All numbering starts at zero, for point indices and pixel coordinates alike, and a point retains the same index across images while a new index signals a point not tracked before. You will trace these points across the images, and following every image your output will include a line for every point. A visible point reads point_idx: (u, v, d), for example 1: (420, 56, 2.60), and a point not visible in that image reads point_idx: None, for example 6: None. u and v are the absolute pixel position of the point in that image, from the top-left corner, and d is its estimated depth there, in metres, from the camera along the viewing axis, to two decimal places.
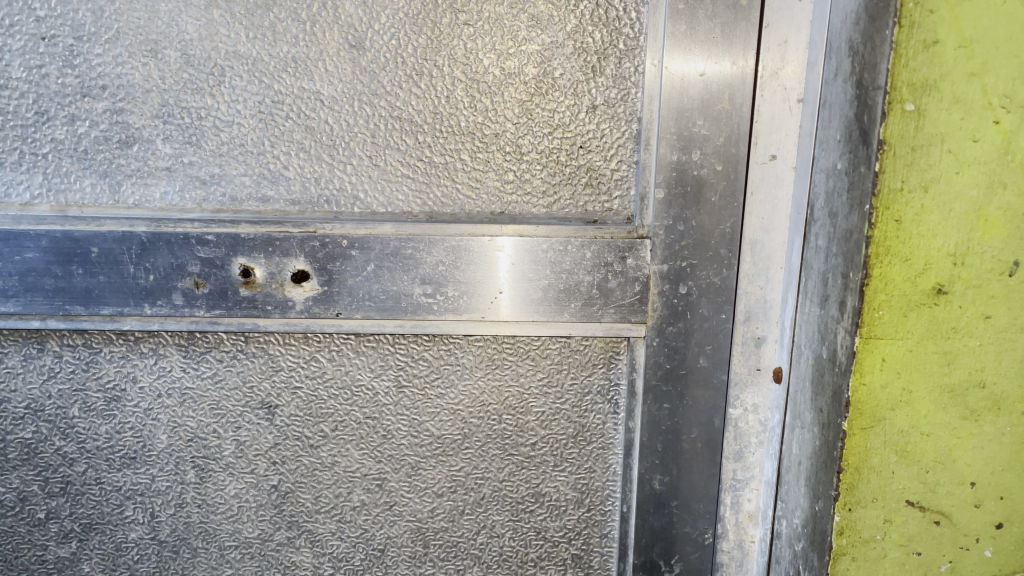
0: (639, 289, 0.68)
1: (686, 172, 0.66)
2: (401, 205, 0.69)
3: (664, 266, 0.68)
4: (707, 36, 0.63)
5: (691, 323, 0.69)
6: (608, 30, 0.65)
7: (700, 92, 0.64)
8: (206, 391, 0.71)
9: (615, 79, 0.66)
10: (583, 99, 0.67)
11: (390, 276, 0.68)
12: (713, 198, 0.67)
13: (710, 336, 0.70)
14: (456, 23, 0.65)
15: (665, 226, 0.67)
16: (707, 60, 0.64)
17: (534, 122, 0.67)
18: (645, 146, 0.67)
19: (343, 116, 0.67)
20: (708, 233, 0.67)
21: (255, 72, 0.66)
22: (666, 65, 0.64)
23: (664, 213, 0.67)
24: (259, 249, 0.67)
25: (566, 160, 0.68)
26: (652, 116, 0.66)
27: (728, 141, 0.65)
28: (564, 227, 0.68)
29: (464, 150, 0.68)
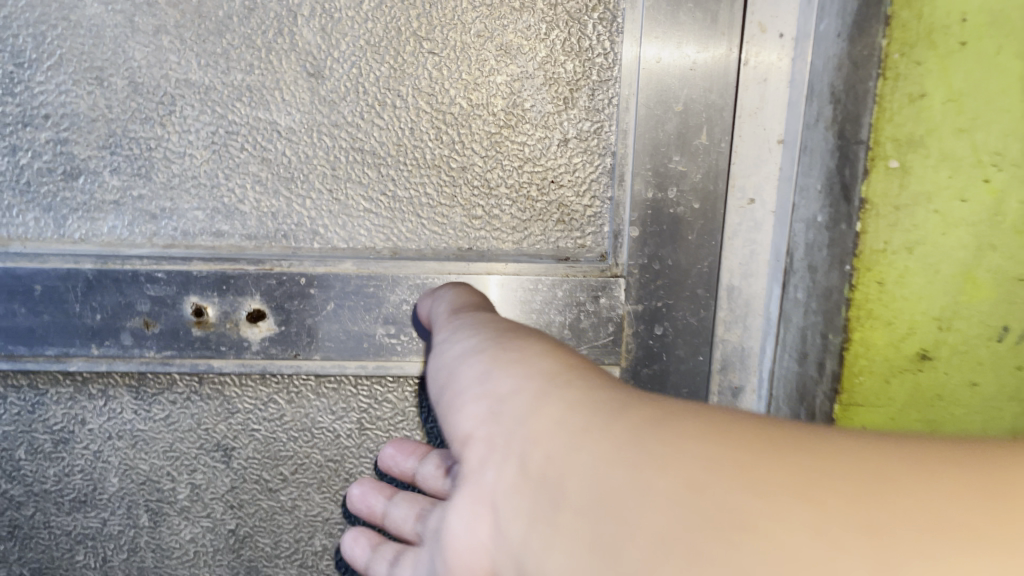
0: (613, 330, 0.65)
1: (662, 209, 0.63)
2: (363, 241, 0.65)
3: (640, 306, 0.65)
4: (684, 68, 0.61)
5: (668, 365, 0.67)
6: (580, 60, 0.62)
7: (677, 128, 0.62)
8: (159, 433, 0.68)
9: (587, 112, 0.63)
10: (554, 131, 0.63)
11: (352, 315, 0.64)
12: (690, 236, 0.64)
13: (687, 379, 0.67)
14: (421, 51, 0.62)
15: (640, 264, 0.64)
16: (685, 94, 0.61)
17: (502, 156, 0.64)
18: (619, 184, 0.64)
19: (301, 147, 0.64)
20: (685, 272, 0.65)
21: (207, 101, 0.63)
22: (642, 100, 0.61)
23: (639, 251, 0.64)
24: (212, 287, 0.63)
25: (536, 195, 0.65)
26: (627, 153, 0.63)
27: (706, 179, 0.63)
28: (535, 264, 0.65)
29: (429, 184, 0.64)
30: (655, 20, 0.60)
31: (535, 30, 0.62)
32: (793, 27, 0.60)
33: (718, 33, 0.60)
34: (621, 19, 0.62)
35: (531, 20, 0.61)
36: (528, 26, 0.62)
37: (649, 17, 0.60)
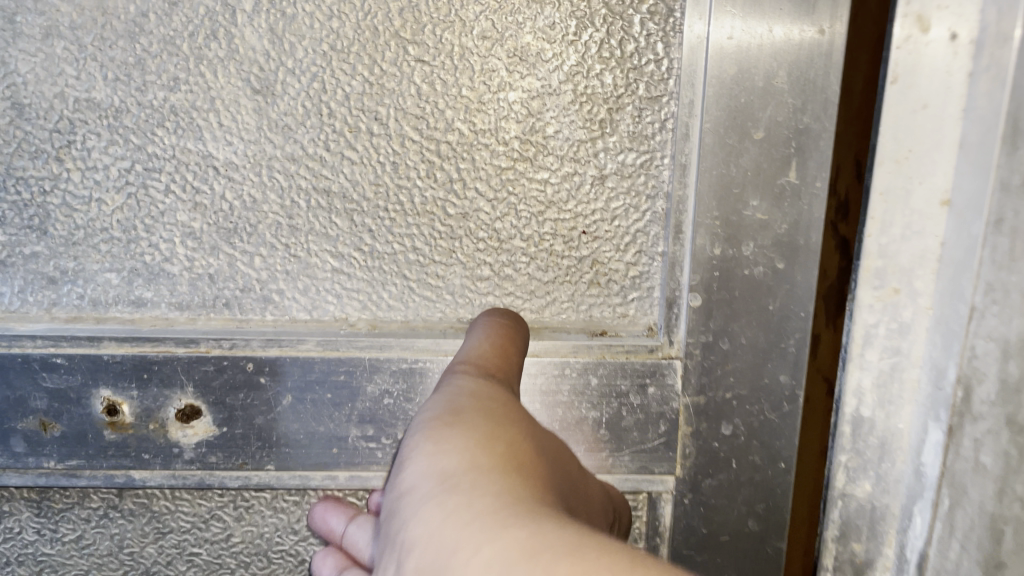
0: (665, 430, 0.49)
1: (733, 271, 0.47)
2: (331, 311, 0.49)
3: (700, 399, 0.49)
4: (766, 79, 0.44)
5: (736, 473, 0.50)
6: (622, 69, 0.45)
7: (755, 162, 0.45)
8: (70, 558, 0.52)
9: (628, 140, 0.47)
10: (586, 165, 0.47)
11: (316, 412, 0.48)
12: (770, 306, 0.47)
13: (761, 491, 0.50)
14: (404, 56, 0.46)
15: (702, 342, 0.48)
16: (767, 116, 0.44)
17: (518, 198, 0.47)
18: (675, 238, 0.47)
19: (246, 189, 0.47)
20: (762, 352, 0.48)
21: (118, 128, 0.46)
22: (708, 127, 0.45)
23: (701, 326, 0.48)
24: (129, 377, 0.48)
25: (561, 250, 0.48)
26: (686, 197, 0.46)
27: (793, 230, 0.46)
28: (561, 343, 0.49)
29: (419, 236, 0.48)
30: (726, 16, 0.43)
31: (560, 27, 0.45)
32: (974, 27, 0.40)
33: (816, 30, 0.43)
34: (677, 15, 0.45)
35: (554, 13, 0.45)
36: (551, 21, 0.45)
37: (718, 11, 0.43)
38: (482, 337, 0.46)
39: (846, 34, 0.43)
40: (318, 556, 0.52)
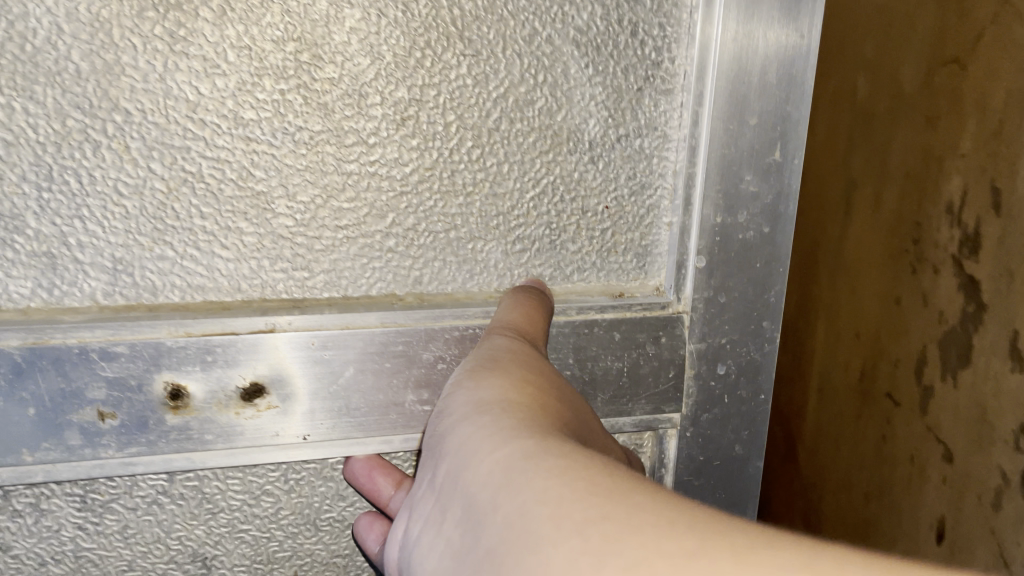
0: (673, 373, 0.57)
1: (731, 236, 0.56)
2: (383, 288, 0.53)
3: (701, 345, 0.57)
4: (762, 76, 0.53)
5: (727, 407, 0.60)
6: (639, 66, 0.53)
7: (752, 144, 0.54)
8: (113, 550, 0.52)
9: (643, 126, 0.54)
10: (609, 149, 0.54)
11: (376, 381, 0.52)
12: (757, 263, 0.57)
13: (746, 420, 0.60)
14: (456, 51, 0.50)
15: (705, 297, 0.57)
16: (761, 106, 0.53)
17: (554, 178, 0.53)
18: (685, 209, 0.55)
19: (305, 174, 0.50)
20: (749, 304, 0.58)
21: (177, 116, 0.47)
22: (716, 115, 0.53)
23: (705, 283, 0.56)
24: (193, 360, 0.48)
25: (589, 222, 0.55)
26: (695, 175, 0.54)
27: (778, 199, 0.56)
28: (591, 303, 0.56)
29: (468, 213, 0.53)
30: (734, 23, 0.51)
31: (592, 28, 0.51)
32: None
33: (798, 41, 0.53)
34: (686, 21, 0.53)
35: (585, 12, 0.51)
36: (583, 24, 0.51)
37: (727, 20, 0.51)
38: (513, 309, 0.51)
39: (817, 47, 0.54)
40: (364, 520, 0.55)
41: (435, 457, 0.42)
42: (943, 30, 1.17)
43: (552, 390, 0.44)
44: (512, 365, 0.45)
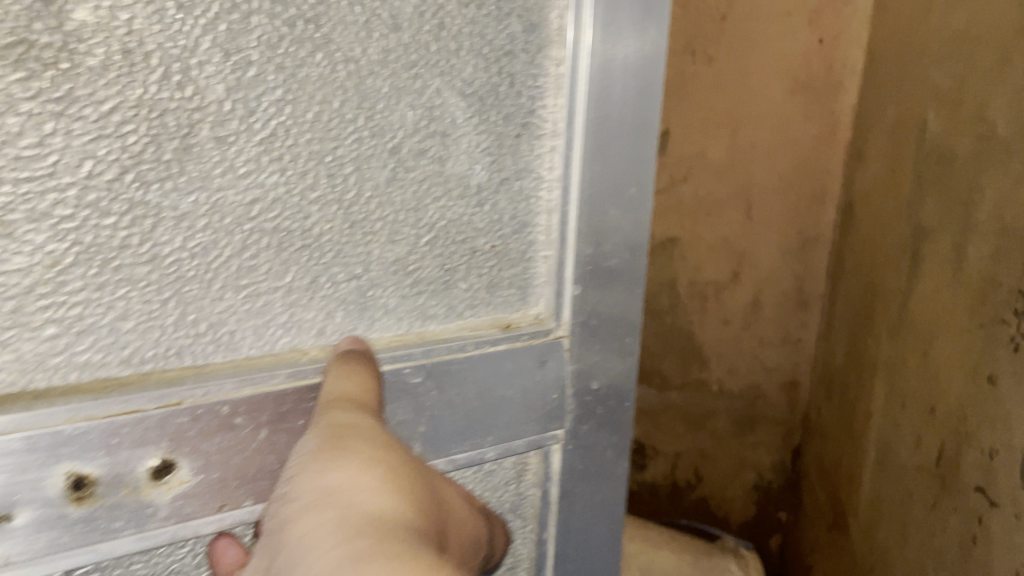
0: (556, 396, 0.61)
1: (601, 265, 0.60)
2: (285, 342, 0.51)
3: (580, 366, 0.62)
4: (624, 106, 0.57)
5: (598, 418, 0.65)
6: (517, 114, 0.56)
7: (620, 180, 0.59)
8: None
9: (520, 170, 0.58)
10: (493, 194, 0.57)
11: (290, 440, 0.50)
12: (620, 291, 0.63)
13: (612, 429, 0.66)
14: (351, 105, 0.49)
15: (581, 323, 0.61)
16: (623, 147, 0.58)
17: (445, 221, 0.55)
18: (560, 244, 0.59)
19: (207, 234, 0.46)
20: (620, 320, 0.64)
21: (62, 184, 0.41)
22: (587, 160, 0.56)
23: (582, 308, 0.61)
24: (97, 444, 0.42)
25: (478, 259, 0.58)
26: (568, 214, 0.58)
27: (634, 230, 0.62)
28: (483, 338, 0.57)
29: (371, 258, 0.53)
30: (602, 71, 0.55)
31: (475, 80, 0.54)
32: None
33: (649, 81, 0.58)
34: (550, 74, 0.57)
35: (471, 64, 0.53)
36: (468, 77, 0.53)
37: (596, 68, 0.54)
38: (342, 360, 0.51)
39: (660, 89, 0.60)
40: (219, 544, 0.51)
41: (268, 541, 0.41)
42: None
43: (395, 471, 0.43)
44: (350, 447, 0.43)
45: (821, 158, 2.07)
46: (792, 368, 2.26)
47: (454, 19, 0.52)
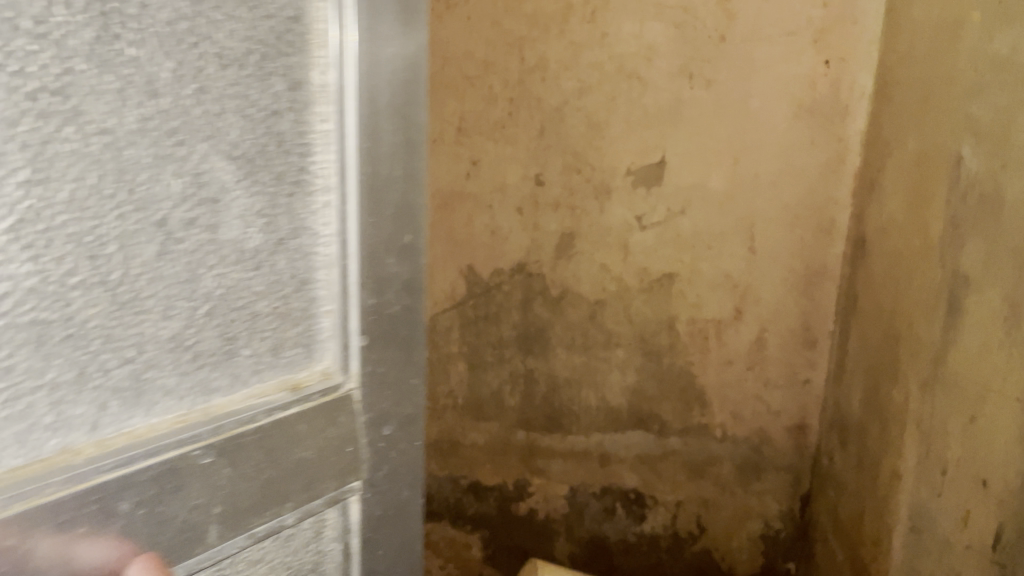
0: (351, 447, 0.55)
1: (382, 314, 0.56)
2: None
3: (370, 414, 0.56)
4: (392, 152, 0.54)
5: (393, 461, 0.59)
6: (291, 147, 0.50)
7: (391, 216, 0.55)
8: None
9: (297, 228, 0.52)
10: (270, 257, 0.50)
11: None
12: (405, 330, 0.58)
13: (404, 472, 0.61)
14: (137, 89, 0.42)
15: (370, 373, 0.56)
16: (394, 175, 0.54)
17: (223, 290, 0.48)
18: (342, 299, 0.54)
19: None
20: (401, 370, 0.59)
21: None
22: (365, 213, 0.53)
23: (372, 356, 0.56)
24: None
25: (259, 323, 0.51)
26: (349, 268, 0.54)
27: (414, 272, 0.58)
28: (272, 403, 0.50)
29: (145, 337, 0.44)
30: (368, 90, 0.51)
31: (243, 141, 0.48)
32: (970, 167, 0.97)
33: (413, 85, 0.54)
34: (316, 83, 0.51)
35: (238, 49, 0.47)
36: (235, 139, 0.47)
37: (364, 86, 0.51)
38: None
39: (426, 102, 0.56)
40: None
41: None
42: (1001, 63, 0.91)
43: None
44: None
45: (833, 184, 1.44)
46: (799, 419, 1.55)
47: (214, 83, 0.46)
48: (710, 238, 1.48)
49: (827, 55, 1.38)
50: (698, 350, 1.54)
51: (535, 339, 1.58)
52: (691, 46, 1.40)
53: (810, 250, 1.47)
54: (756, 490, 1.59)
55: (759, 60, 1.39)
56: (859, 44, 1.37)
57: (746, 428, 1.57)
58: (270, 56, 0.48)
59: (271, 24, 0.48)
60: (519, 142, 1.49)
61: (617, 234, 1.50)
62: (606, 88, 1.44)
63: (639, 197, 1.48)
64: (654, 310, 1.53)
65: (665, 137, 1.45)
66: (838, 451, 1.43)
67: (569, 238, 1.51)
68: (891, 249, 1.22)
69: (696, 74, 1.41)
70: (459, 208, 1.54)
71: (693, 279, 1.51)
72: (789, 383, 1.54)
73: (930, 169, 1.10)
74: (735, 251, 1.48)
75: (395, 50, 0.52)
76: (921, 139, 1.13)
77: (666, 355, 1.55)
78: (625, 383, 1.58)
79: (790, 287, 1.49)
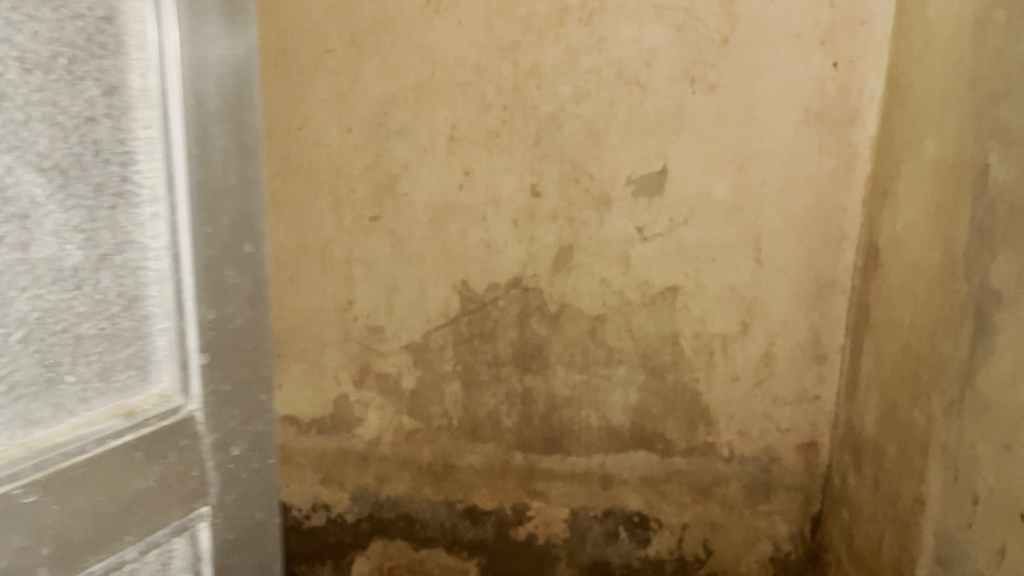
0: (197, 472, 0.59)
1: (223, 327, 0.60)
2: None
3: (217, 434, 0.61)
4: (224, 158, 0.58)
5: (245, 482, 0.64)
6: (110, 157, 0.54)
7: (225, 223, 0.59)
8: None
9: (121, 243, 0.55)
10: (93, 273, 0.54)
11: None
12: (249, 344, 0.63)
13: (259, 492, 0.65)
14: None
15: (211, 390, 0.60)
16: (225, 183, 0.59)
17: (38, 313, 0.50)
18: (177, 314, 0.58)
19: None
20: (249, 386, 0.63)
21: None
22: (195, 223, 0.57)
23: (211, 376, 0.60)
24: None
25: (85, 345, 0.54)
26: (182, 282, 0.58)
27: (254, 287, 0.63)
28: (101, 432, 0.52)
29: None
30: (192, 94, 0.56)
31: (53, 151, 0.50)
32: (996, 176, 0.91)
33: (243, 95, 0.60)
34: (135, 89, 0.55)
35: (42, 53, 0.49)
36: (45, 149, 0.50)
37: (188, 84, 0.55)
38: None
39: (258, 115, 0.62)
40: None
41: None
42: None
43: None
44: None
45: (842, 192, 1.37)
46: (810, 437, 1.49)
47: (19, 91, 0.48)
48: (713, 249, 1.42)
49: (835, 57, 1.31)
50: (703, 366, 1.47)
51: (533, 357, 1.51)
52: (694, 49, 1.34)
53: (818, 260, 1.40)
54: (765, 511, 1.52)
55: (764, 64, 1.33)
56: (869, 46, 1.30)
57: (754, 447, 1.50)
58: (82, 62, 0.52)
59: (81, 27, 0.52)
60: (514, 152, 1.42)
61: (617, 246, 1.44)
62: (604, 94, 1.37)
63: (640, 207, 1.41)
64: (657, 325, 1.46)
65: (666, 144, 1.38)
66: (852, 470, 1.36)
67: (568, 250, 1.45)
68: (909, 260, 1.15)
69: (699, 79, 1.35)
70: (452, 220, 1.46)
71: (697, 292, 1.44)
72: (798, 399, 1.47)
73: (948, 177, 1.04)
74: (740, 263, 1.42)
75: (220, 56, 0.58)
76: (939, 144, 1.08)
77: (669, 371, 1.48)
78: (628, 402, 1.51)
79: (797, 299, 1.42)
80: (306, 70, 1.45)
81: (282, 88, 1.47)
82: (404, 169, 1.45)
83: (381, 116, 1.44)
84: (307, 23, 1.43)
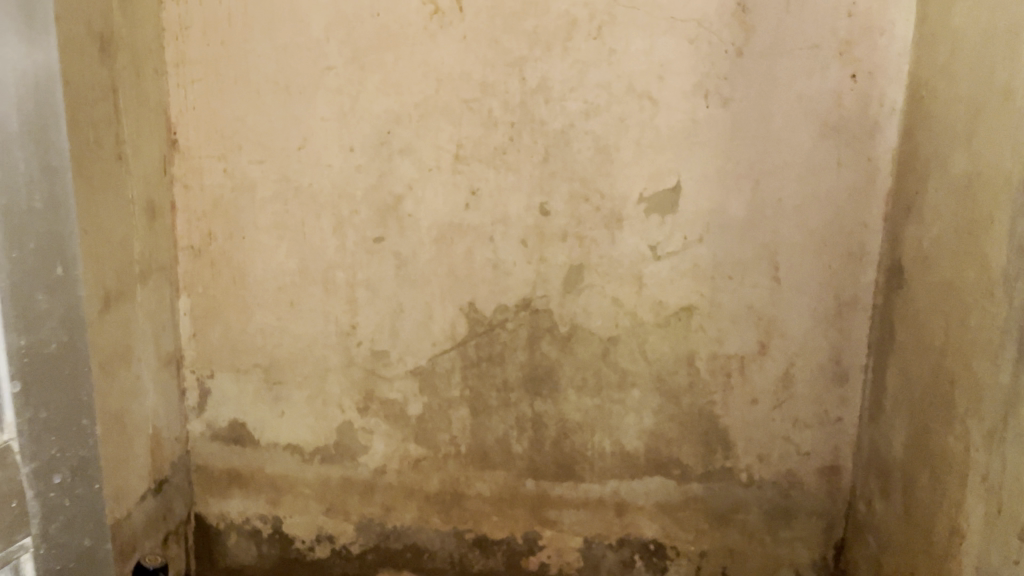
0: (16, 501, 0.65)
1: (37, 352, 0.67)
2: None
3: (36, 465, 0.67)
4: (27, 181, 0.65)
5: (69, 510, 0.71)
6: None
7: (32, 245, 0.66)
8: None
9: None
10: None
11: None
12: (66, 369, 0.70)
13: (82, 514, 0.73)
14: None
15: (25, 417, 0.66)
16: (32, 208, 0.65)
17: None
18: None
19: None
20: (69, 412, 0.71)
21: None
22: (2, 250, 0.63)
23: (24, 406, 0.66)
24: None
25: None
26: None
27: (66, 310, 0.70)
28: None
29: None
30: None
31: None
32: None
33: (46, 119, 0.67)
34: None
35: None
36: None
37: None
38: None
39: (62, 136, 0.69)
40: None
41: None
42: None
43: None
44: None
45: (863, 206, 1.32)
46: (832, 460, 1.43)
47: None
48: (729, 268, 1.37)
49: (854, 69, 1.27)
50: (721, 388, 1.42)
51: (543, 381, 1.45)
52: (707, 61, 1.29)
53: (837, 277, 1.35)
54: (785, 538, 1.46)
55: (779, 76, 1.29)
56: (888, 57, 1.26)
57: (774, 471, 1.45)
58: None
59: None
60: (522, 169, 1.37)
61: (630, 265, 1.39)
62: (615, 109, 1.33)
63: (653, 225, 1.36)
64: (672, 346, 1.41)
65: (679, 159, 1.33)
66: (879, 496, 1.31)
67: (578, 270, 1.40)
68: (939, 278, 1.10)
69: (712, 92, 1.30)
70: (459, 241, 1.41)
71: (713, 312, 1.39)
72: (819, 421, 1.42)
73: (982, 193, 0.99)
74: (757, 281, 1.37)
75: (16, 74, 0.64)
76: (970, 159, 1.03)
77: (686, 394, 1.43)
78: (643, 426, 1.45)
79: (817, 318, 1.37)
80: (305, 87, 1.39)
81: (281, 106, 1.41)
82: (408, 188, 1.41)
83: (384, 134, 1.39)
84: (306, 39, 1.38)
